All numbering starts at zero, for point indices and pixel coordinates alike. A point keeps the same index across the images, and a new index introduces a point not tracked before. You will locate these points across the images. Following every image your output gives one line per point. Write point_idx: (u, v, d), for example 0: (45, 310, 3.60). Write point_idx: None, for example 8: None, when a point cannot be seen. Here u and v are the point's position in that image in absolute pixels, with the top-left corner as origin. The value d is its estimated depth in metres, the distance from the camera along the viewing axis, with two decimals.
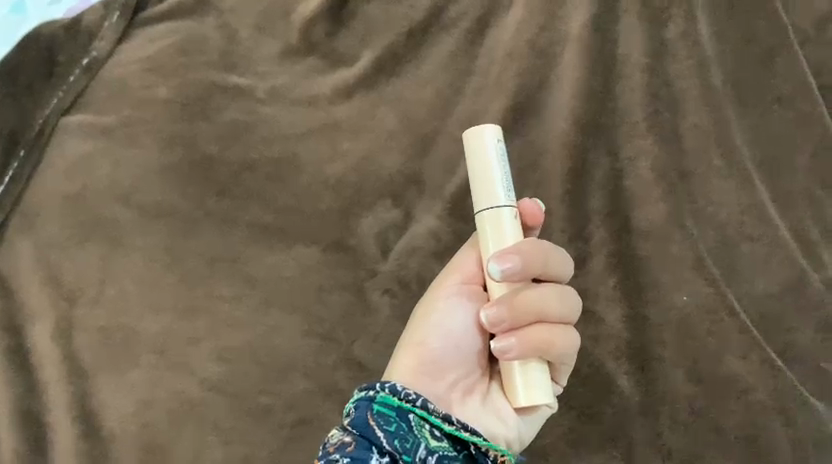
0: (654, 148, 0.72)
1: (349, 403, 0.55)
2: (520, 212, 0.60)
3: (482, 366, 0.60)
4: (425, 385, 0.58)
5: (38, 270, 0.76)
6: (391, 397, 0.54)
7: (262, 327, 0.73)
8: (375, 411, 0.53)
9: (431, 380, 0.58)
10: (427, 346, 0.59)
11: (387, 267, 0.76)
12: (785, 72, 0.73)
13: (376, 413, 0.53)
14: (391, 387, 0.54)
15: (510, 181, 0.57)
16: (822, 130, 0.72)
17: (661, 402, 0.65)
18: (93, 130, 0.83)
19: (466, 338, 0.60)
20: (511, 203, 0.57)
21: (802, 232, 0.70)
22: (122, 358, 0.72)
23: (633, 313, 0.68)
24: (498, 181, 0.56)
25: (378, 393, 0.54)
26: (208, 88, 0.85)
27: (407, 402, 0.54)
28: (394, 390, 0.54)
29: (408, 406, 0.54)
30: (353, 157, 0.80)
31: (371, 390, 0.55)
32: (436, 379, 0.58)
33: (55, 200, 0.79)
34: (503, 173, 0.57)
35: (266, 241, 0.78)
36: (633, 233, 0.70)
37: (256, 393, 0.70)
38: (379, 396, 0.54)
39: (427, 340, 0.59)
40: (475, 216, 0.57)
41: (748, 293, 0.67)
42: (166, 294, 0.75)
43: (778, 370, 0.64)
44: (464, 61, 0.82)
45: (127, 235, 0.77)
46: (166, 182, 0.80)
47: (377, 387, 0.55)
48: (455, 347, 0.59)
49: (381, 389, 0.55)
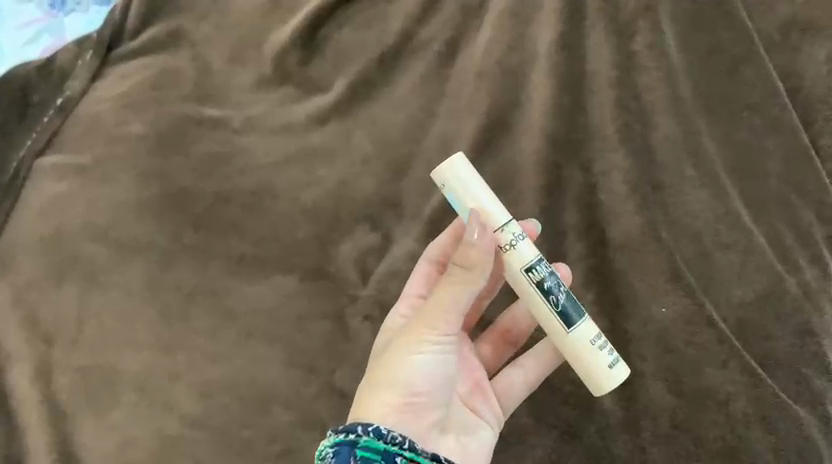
0: (626, 161, 0.72)
1: (325, 447, 0.54)
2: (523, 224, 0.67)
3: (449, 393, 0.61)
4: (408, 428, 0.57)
5: (16, 311, 0.76)
6: (375, 441, 0.54)
7: (243, 359, 0.73)
8: (359, 455, 0.53)
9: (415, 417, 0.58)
10: (410, 388, 0.58)
11: (367, 292, 0.75)
12: (753, 77, 0.72)
13: (361, 459, 0.53)
14: (375, 431, 0.54)
15: None
16: (792, 133, 0.71)
17: (643, 417, 0.64)
18: (68, 170, 0.83)
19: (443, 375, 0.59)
20: None
21: (778, 238, 0.69)
22: (103, 397, 0.72)
23: (612, 328, 0.68)
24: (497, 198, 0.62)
25: (360, 436, 0.54)
26: (183, 121, 0.85)
27: (394, 444, 0.54)
28: (378, 434, 0.54)
29: (395, 449, 0.54)
30: (329, 184, 0.80)
31: (352, 434, 0.54)
32: (418, 417, 0.58)
33: (31, 241, 0.79)
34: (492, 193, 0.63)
35: (244, 272, 0.77)
36: (610, 248, 0.70)
37: (237, 426, 0.70)
38: (362, 440, 0.54)
39: (409, 382, 0.57)
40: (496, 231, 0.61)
41: (726, 302, 0.67)
42: (145, 331, 0.74)
43: (758, 378, 0.63)
44: (435, 82, 0.82)
45: (105, 273, 0.77)
46: (143, 218, 0.80)
47: (359, 431, 0.54)
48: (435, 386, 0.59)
49: (363, 432, 0.54)
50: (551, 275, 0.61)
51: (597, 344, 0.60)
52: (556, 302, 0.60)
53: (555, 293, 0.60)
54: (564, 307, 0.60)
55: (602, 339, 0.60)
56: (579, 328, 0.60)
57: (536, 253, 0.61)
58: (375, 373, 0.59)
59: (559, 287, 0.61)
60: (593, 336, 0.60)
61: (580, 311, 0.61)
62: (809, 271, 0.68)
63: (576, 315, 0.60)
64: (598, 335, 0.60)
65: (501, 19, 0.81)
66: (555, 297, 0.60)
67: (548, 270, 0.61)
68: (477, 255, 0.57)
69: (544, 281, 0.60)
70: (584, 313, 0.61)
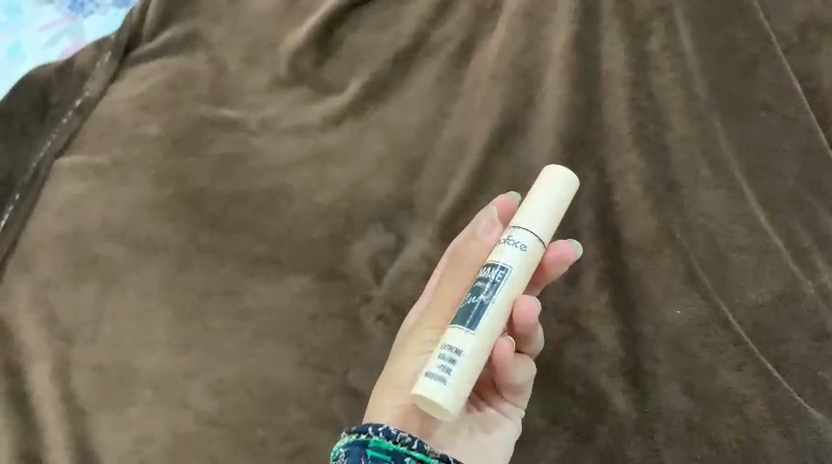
0: (640, 161, 0.72)
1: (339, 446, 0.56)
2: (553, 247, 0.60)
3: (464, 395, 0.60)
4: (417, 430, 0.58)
5: (35, 309, 0.77)
6: (384, 441, 0.54)
7: (257, 358, 0.73)
8: (369, 455, 0.54)
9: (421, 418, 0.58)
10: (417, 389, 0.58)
11: (380, 292, 0.75)
12: (769, 78, 0.72)
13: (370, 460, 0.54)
14: (384, 431, 0.54)
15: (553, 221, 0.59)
16: (809, 135, 0.70)
17: (656, 419, 0.64)
18: (86, 171, 0.84)
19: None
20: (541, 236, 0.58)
21: (794, 238, 0.68)
22: (120, 395, 0.72)
23: (626, 329, 0.67)
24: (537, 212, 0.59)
25: (370, 437, 0.54)
26: (199, 122, 0.86)
27: (403, 445, 0.54)
28: (388, 434, 0.54)
29: (403, 450, 0.54)
30: (343, 184, 0.81)
31: (363, 434, 0.55)
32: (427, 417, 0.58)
33: (50, 240, 0.80)
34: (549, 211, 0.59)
35: (259, 272, 0.78)
36: (623, 250, 0.70)
37: (252, 424, 0.70)
38: (372, 440, 0.54)
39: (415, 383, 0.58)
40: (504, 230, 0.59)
41: (741, 305, 0.66)
42: (161, 330, 0.75)
43: (774, 382, 0.63)
44: (449, 83, 0.83)
45: (122, 272, 0.78)
46: (159, 218, 0.81)
47: (370, 430, 0.55)
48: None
49: (373, 432, 0.55)
50: (491, 281, 0.56)
51: (439, 348, 0.54)
52: (471, 298, 0.56)
53: (477, 293, 0.55)
54: (470, 306, 0.55)
55: (455, 354, 0.53)
56: (454, 328, 0.54)
57: (505, 261, 0.56)
58: (385, 374, 0.61)
59: (488, 292, 0.55)
60: (448, 342, 0.54)
61: (475, 322, 0.54)
62: (827, 273, 0.67)
63: (468, 322, 0.54)
64: (458, 349, 0.53)
65: (514, 20, 0.81)
66: (472, 295, 0.56)
67: (492, 276, 0.56)
68: (473, 243, 0.59)
69: (480, 279, 0.56)
70: (474, 327, 0.54)
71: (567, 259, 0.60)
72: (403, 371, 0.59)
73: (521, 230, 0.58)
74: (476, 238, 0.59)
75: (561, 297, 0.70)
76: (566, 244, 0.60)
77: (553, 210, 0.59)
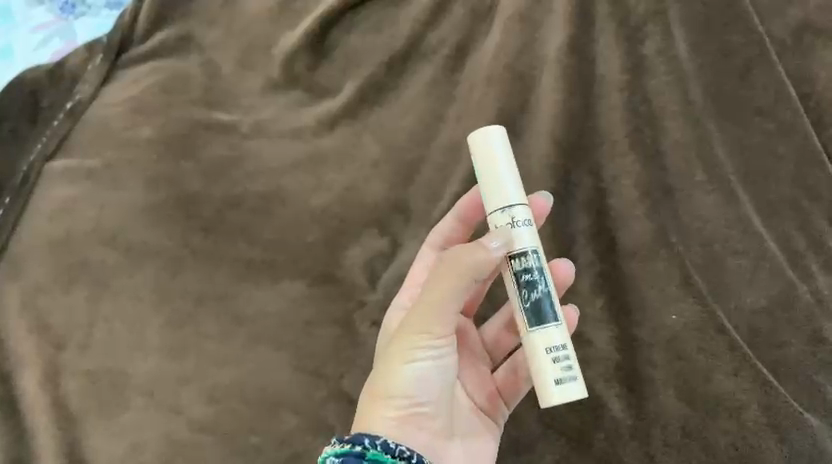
0: (636, 166, 0.72)
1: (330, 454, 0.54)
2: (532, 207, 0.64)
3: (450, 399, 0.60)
4: (413, 440, 0.58)
5: (26, 315, 0.76)
6: (382, 453, 0.54)
7: (251, 364, 0.73)
8: None
9: (412, 429, 0.58)
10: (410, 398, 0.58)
11: (375, 297, 0.75)
12: (764, 82, 0.72)
13: None
14: (382, 444, 0.54)
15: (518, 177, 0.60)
16: (804, 139, 0.70)
17: (652, 424, 0.64)
18: (78, 174, 0.84)
19: (441, 377, 0.59)
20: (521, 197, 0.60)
21: (790, 243, 0.68)
22: (113, 401, 0.72)
23: (622, 335, 0.67)
24: (508, 179, 0.60)
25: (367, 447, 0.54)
26: (192, 125, 0.86)
27: (401, 458, 0.54)
28: (386, 447, 0.54)
29: None
30: (338, 188, 0.80)
31: (359, 445, 0.54)
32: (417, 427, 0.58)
33: (42, 245, 0.80)
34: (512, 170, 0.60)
35: (253, 276, 0.77)
36: (619, 254, 0.70)
37: (246, 431, 0.69)
38: (369, 453, 0.53)
39: (409, 392, 0.57)
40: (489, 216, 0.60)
41: (737, 310, 0.66)
42: (154, 335, 0.74)
43: (770, 387, 0.63)
44: (444, 86, 0.82)
45: (115, 277, 0.77)
46: (152, 222, 0.80)
47: (366, 443, 0.54)
48: (435, 391, 0.58)
49: (370, 444, 0.54)
50: (533, 271, 0.57)
51: (544, 355, 0.56)
52: (531, 297, 0.57)
53: (533, 288, 0.57)
54: (538, 303, 0.57)
55: (564, 349, 0.56)
56: (543, 330, 0.56)
57: (527, 246, 0.58)
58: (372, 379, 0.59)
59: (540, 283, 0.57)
60: (549, 344, 0.56)
61: (553, 314, 0.57)
62: (823, 277, 0.67)
63: (551, 317, 0.57)
64: (560, 345, 0.56)
65: (509, 23, 0.80)
66: (530, 293, 0.57)
67: (531, 265, 0.57)
68: (476, 254, 0.55)
69: (521, 275, 0.57)
70: (556, 319, 0.57)
71: (543, 212, 0.65)
72: (395, 381, 0.57)
73: (517, 207, 0.59)
74: (483, 248, 0.55)
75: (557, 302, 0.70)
76: (539, 198, 0.65)
77: (512, 169, 0.60)
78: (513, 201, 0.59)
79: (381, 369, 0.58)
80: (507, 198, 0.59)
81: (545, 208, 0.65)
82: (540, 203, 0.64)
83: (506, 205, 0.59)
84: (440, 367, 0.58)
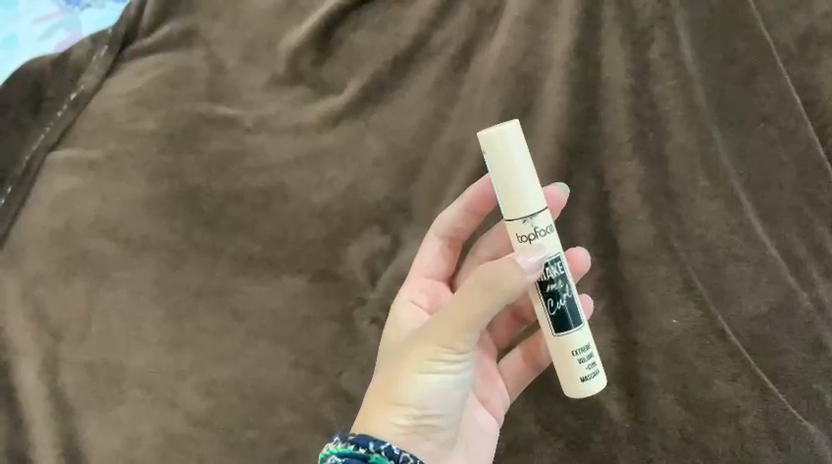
0: (640, 170, 0.72)
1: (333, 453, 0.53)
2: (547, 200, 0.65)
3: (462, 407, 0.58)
4: (419, 449, 0.56)
5: (25, 305, 0.76)
6: (386, 459, 0.53)
7: (249, 359, 0.72)
8: None
9: (422, 438, 0.56)
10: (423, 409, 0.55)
11: (376, 295, 0.75)
12: (768, 89, 0.71)
13: None
14: (387, 449, 0.53)
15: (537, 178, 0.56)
16: (807, 147, 0.70)
17: (651, 428, 0.64)
18: (79, 166, 0.84)
19: (459, 388, 0.57)
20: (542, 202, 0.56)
21: (790, 251, 0.69)
22: (110, 394, 0.71)
23: (623, 338, 0.68)
24: (530, 185, 0.55)
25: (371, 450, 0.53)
26: (195, 120, 0.86)
27: None
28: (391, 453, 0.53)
29: None
30: (340, 185, 0.80)
31: (363, 447, 0.52)
32: (427, 436, 0.56)
33: (41, 236, 0.79)
34: (531, 171, 0.56)
35: (253, 272, 0.77)
36: (620, 257, 0.70)
37: (243, 426, 0.69)
38: (373, 457, 0.52)
39: (422, 404, 0.55)
40: (512, 225, 0.56)
41: (737, 316, 0.66)
42: (153, 329, 0.74)
43: (769, 393, 0.62)
44: (448, 86, 0.82)
45: (114, 270, 0.77)
46: (152, 215, 0.80)
47: (371, 446, 0.53)
48: (448, 404, 0.56)
49: (375, 448, 0.53)
50: (560, 279, 0.56)
51: (571, 358, 0.57)
52: (558, 304, 0.57)
53: (560, 296, 0.57)
54: (566, 310, 0.57)
55: (589, 351, 0.57)
56: (571, 334, 0.57)
57: (555, 253, 0.56)
58: (386, 379, 0.56)
59: (566, 290, 0.57)
60: (575, 348, 0.57)
61: (579, 318, 0.57)
62: (823, 286, 0.67)
63: (575, 321, 0.57)
64: (586, 346, 0.57)
65: (515, 25, 0.80)
66: (557, 300, 0.57)
67: (560, 272, 0.56)
68: (513, 276, 0.52)
69: (550, 282, 0.56)
70: (582, 322, 0.57)
71: (560, 204, 0.65)
72: (408, 391, 0.55)
73: (540, 215, 0.56)
74: (520, 269, 0.52)
75: None
76: (557, 188, 0.65)
77: (534, 170, 0.56)
78: (536, 209, 0.56)
79: (399, 371, 0.56)
80: (530, 207, 0.55)
81: (563, 200, 0.65)
82: (556, 196, 0.65)
83: (528, 214, 0.55)
84: (456, 380, 0.56)
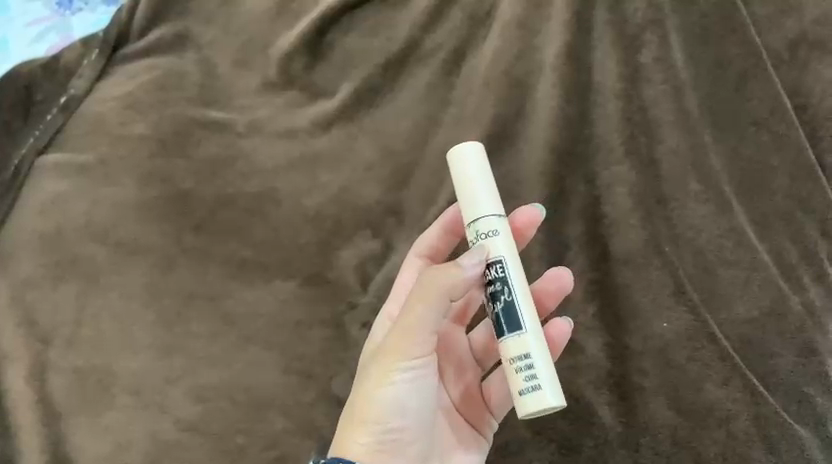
0: (631, 174, 0.72)
1: None
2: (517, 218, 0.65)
3: (429, 421, 0.59)
4: None
5: (14, 310, 0.76)
6: None
7: (240, 363, 0.72)
8: None
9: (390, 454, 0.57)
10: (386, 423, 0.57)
11: (367, 300, 0.74)
12: (759, 94, 0.72)
13: None
14: None
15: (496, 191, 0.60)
16: (798, 151, 0.70)
17: (642, 433, 0.63)
18: (70, 169, 0.83)
19: (421, 401, 0.58)
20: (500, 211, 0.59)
21: (781, 254, 0.68)
22: (99, 399, 0.71)
23: (614, 342, 0.67)
24: (484, 193, 0.59)
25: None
26: (186, 124, 0.86)
27: None
28: None
29: None
30: (332, 189, 0.80)
31: None
32: (395, 452, 0.57)
33: (30, 240, 0.79)
34: (489, 183, 0.60)
35: (244, 276, 0.77)
36: (611, 261, 0.70)
37: (234, 431, 0.68)
38: None
39: (385, 419, 0.56)
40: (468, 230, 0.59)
41: (729, 320, 0.66)
42: (144, 333, 0.74)
43: (760, 397, 0.62)
44: (441, 90, 0.82)
45: (104, 274, 0.77)
46: (143, 219, 0.80)
47: None
48: (412, 417, 0.58)
49: None
50: (499, 281, 0.57)
51: (511, 365, 0.55)
52: (498, 306, 0.57)
53: (498, 298, 0.57)
54: (503, 312, 0.56)
55: (528, 359, 0.55)
56: (512, 339, 0.56)
57: (494, 255, 0.57)
58: (351, 402, 0.58)
59: (505, 294, 0.56)
60: (516, 354, 0.55)
61: (519, 323, 0.56)
62: (814, 289, 0.67)
63: (515, 326, 0.56)
64: (526, 355, 0.55)
65: (506, 29, 0.80)
66: (496, 303, 0.57)
67: (499, 275, 0.57)
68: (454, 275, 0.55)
69: (491, 285, 0.57)
70: (522, 327, 0.55)
71: (534, 223, 0.65)
72: (370, 408, 0.56)
73: (492, 219, 0.58)
74: (458, 269, 0.55)
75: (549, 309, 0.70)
76: (530, 208, 0.65)
77: (490, 182, 0.60)
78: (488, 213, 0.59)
79: (360, 390, 0.57)
80: (481, 211, 0.59)
81: (536, 220, 0.65)
82: (529, 217, 0.65)
83: (477, 216, 0.59)
84: (417, 393, 0.57)
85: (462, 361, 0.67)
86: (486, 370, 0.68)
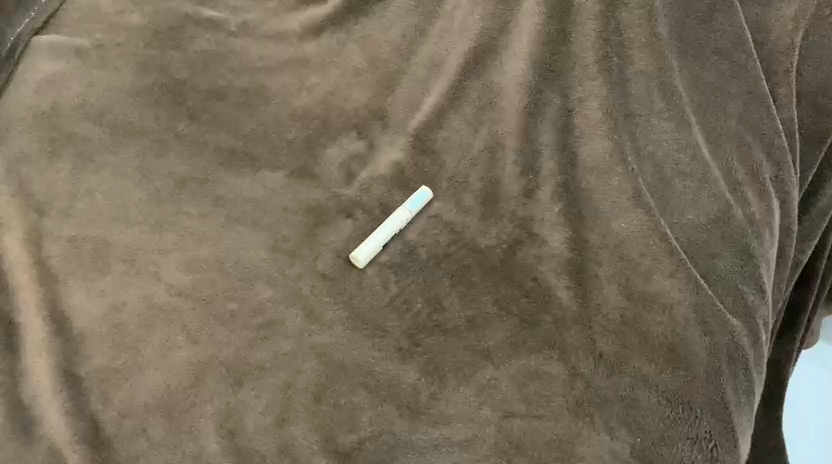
0: (604, 89, 0.78)
1: None
2: (416, 231, 0.75)
3: (34, 354, 0.66)
4: None
5: (9, 180, 0.77)
6: None
7: (229, 240, 0.74)
8: None
9: None
10: None
11: (350, 192, 0.79)
12: (725, 25, 0.78)
13: None
14: None
15: (389, 232, 0.74)
16: (753, 81, 0.77)
17: (594, 313, 0.69)
18: (66, 52, 0.87)
19: None
20: (377, 248, 0.73)
21: (731, 172, 0.76)
22: (94, 264, 0.72)
23: (575, 236, 0.74)
24: (396, 218, 0.75)
25: None
26: (181, 18, 0.90)
27: None
28: None
29: None
30: (320, 91, 0.85)
31: None
32: None
33: (26, 115, 0.82)
34: (392, 228, 0.75)
35: (233, 163, 0.80)
36: (578, 167, 0.77)
37: (223, 298, 0.70)
38: None
39: None
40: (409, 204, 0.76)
41: (680, 223, 0.74)
42: (137, 209, 0.76)
43: (700, 288, 0.69)
44: (430, 4, 0.87)
45: (100, 153, 0.80)
46: (138, 104, 0.83)
47: None
48: None
49: None
50: None
51: None
52: None
53: None
54: None
55: None
56: None
57: (386, 232, 0.74)
58: None
59: None
60: None
61: None
62: (755, 204, 0.75)
63: None
64: None
65: None
66: None
67: None
68: None
69: None
70: None
71: (386, 240, 0.74)
72: None
73: (398, 219, 0.75)
74: None
75: (519, 208, 0.76)
76: (380, 243, 0.74)
77: (394, 219, 0.75)
78: (398, 218, 0.75)
79: None
80: (404, 212, 0.75)
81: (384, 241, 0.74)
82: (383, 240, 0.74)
83: (407, 210, 0.75)
84: None
85: (357, 292, 0.71)
86: (378, 282, 0.72)
